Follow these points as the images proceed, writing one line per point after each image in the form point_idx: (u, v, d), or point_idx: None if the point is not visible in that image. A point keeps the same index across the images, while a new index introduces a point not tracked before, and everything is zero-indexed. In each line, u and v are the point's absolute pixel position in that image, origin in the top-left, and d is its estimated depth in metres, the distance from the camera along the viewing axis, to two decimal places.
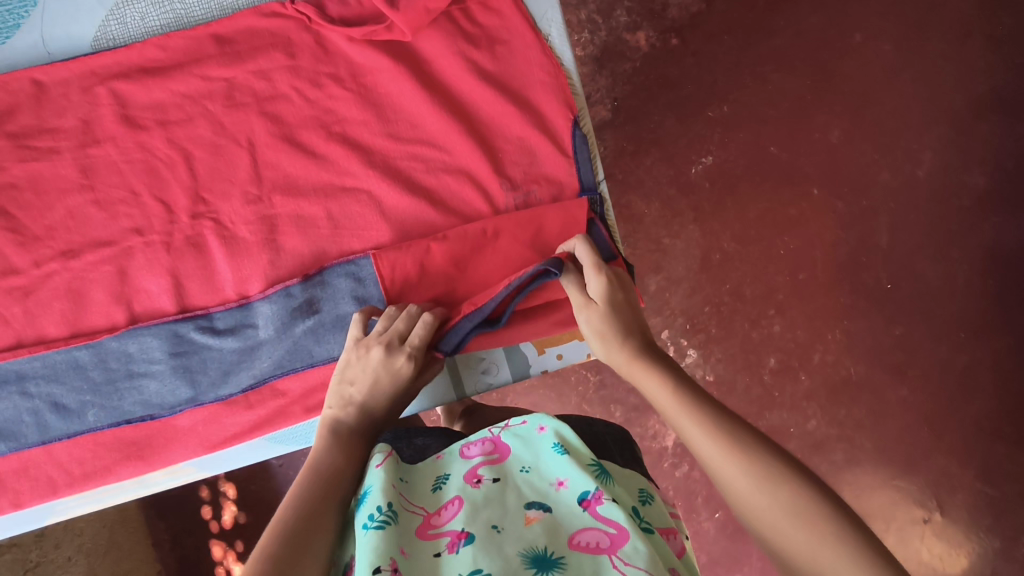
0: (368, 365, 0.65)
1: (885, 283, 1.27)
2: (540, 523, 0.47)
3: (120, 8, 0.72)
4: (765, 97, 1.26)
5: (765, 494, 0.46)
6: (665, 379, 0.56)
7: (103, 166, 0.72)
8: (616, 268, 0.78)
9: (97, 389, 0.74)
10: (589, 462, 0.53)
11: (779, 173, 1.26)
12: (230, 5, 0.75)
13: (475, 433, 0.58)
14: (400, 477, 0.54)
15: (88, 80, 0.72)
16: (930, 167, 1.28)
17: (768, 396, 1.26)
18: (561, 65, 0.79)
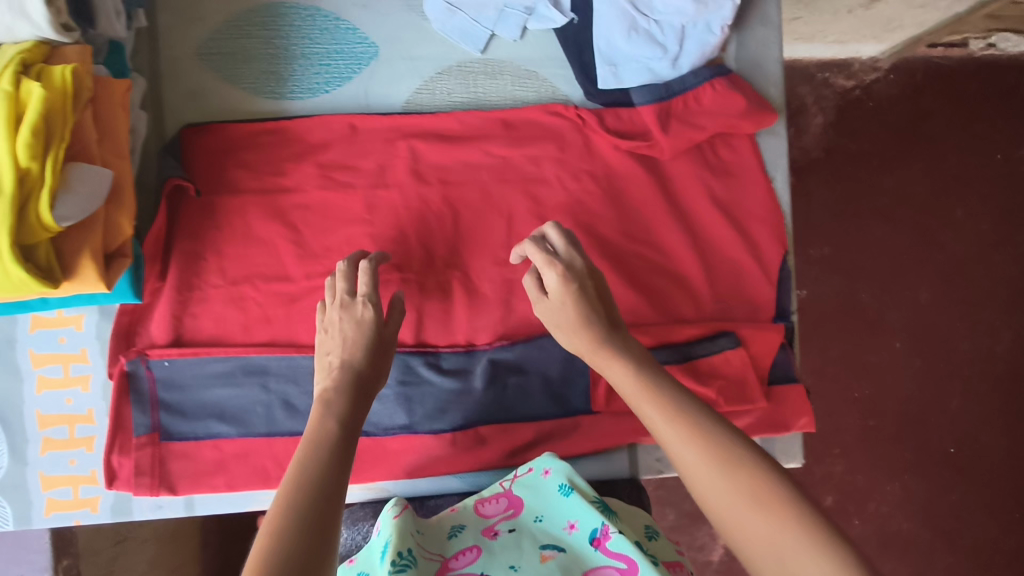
0: (337, 331, 0.69)
1: (948, 447, 1.34)
2: (555, 560, 0.62)
3: (433, 81, 0.84)
4: (864, 249, 1.37)
5: (713, 478, 0.51)
6: (633, 370, 0.62)
7: (386, 206, 0.83)
8: (795, 389, 0.89)
9: None
10: (592, 498, 0.68)
11: (864, 321, 1.35)
12: (521, 98, 0.86)
13: (488, 490, 0.74)
14: (416, 529, 0.67)
15: (394, 136, 0.83)
16: (1010, 345, 1.37)
17: None
18: (779, 206, 0.90)
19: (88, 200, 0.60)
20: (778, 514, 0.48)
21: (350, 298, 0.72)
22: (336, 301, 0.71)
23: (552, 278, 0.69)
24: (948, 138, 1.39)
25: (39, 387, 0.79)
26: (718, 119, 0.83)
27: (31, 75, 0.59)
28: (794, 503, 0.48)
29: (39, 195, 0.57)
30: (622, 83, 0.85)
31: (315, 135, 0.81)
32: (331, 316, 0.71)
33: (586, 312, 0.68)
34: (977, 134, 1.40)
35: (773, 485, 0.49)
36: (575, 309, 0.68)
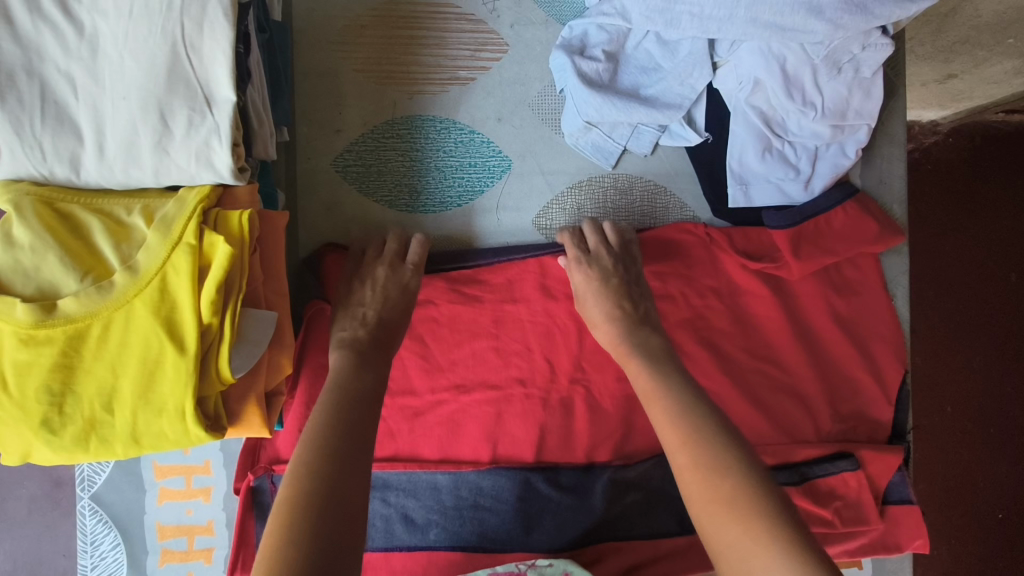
0: (378, 286, 0.72)
1: (998, 513, 1.17)
2: None
3: (564, 195, 0.84)
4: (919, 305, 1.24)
5: (699, 481, 0.56)
6: (647, 364, 0.66)
7: (512, 321, 0.82)
8: (913, 511, 0.87)
9: (444, 511, 0.81)
10: None
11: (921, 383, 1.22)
12: (649, 214, 0.86)
13: (506, 564, 0.78)
14: None
15: (524, 250, 0.83)
16: None
17: None
18: (900, 323, 0.89)
19: (257, 346, 0.60)
20: (760, 521, 0.51)
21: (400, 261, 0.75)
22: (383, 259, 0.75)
23: (583, 266, 0.76)
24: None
25: (161, 497, 0.77)
26: (849, 243, 0.84)
27: (210, 223, 0.58)
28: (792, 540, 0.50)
29: (220, 349, 0.57)
30: (752, 203, 0.84)
31: (447, 249, 0.81)
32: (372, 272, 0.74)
33: (618, 291, 0.74)
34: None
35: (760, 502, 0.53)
36: (600, 292, 0.74)
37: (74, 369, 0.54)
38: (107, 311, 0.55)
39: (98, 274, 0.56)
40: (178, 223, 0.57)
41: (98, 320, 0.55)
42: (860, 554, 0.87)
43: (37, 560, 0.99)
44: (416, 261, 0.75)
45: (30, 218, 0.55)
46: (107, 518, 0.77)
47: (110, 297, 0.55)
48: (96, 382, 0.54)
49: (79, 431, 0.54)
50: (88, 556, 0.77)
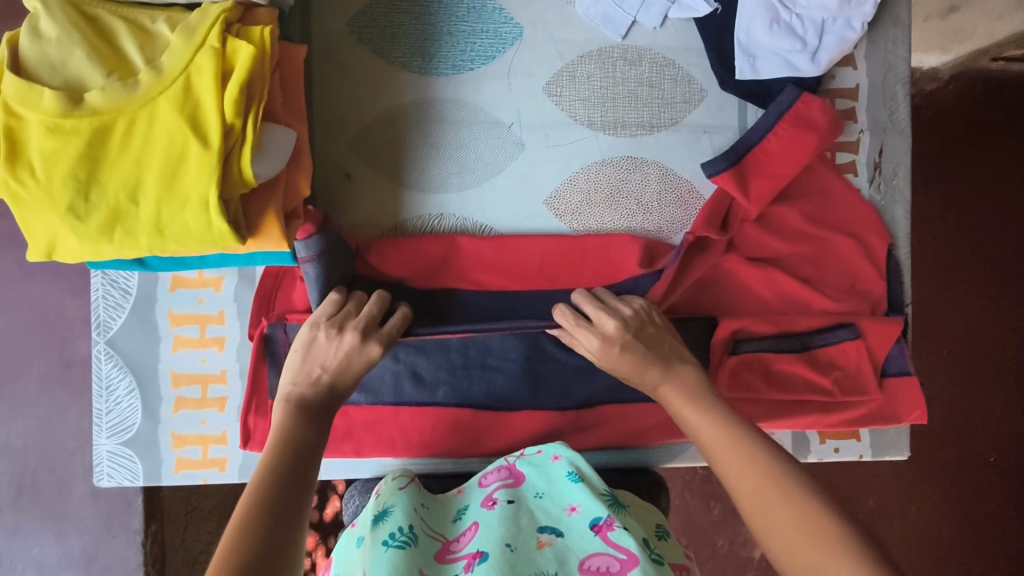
0: (340, 349, 0.68)
1: (990, 456, 1.29)
2: (550, 547, 0.61)
3: (574, 65, 0.85)
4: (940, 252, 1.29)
5: (748, 480, 0.57)
6: (696, 399, 0.67)
7: (522, 184, 0.84)
8: (909, 382, 0.90)
9: (453, 370, 0.82)
10: (601, 491, 0.69)
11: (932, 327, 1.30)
12: (657, 84, 0.86)
13: (492, 464, 0.76)
14: (423, 502, 0.72)
15: (534, 117, 0.84)
16: None
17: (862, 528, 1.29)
18: (897, 202, 0.92)
19: (276, 159, 0.61)
20: (812, 515, 0.52)
21: (368, 324, 0.71)
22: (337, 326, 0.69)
23: (590, 340, 0.74)
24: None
25: (175, 345, 0.79)
26: (796, 156, 0.83)
27: (232, 34, 0.60)
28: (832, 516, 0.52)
29: (242, 150, 0.58)
30: (759, 75, 0.85)
31: (461, 110, 0.83)
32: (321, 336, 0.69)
33: (636, 356, 0.72)
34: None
35: (810, 497, 0.53)
36: (614, 363, 0.73)
37: (100, 161, 0.56)
38: (132, 107, 0.56)
39: (123, 74, 0.57)
40: (202, 30, 0.58)
41: (123, 116, 0.56)
42: (858, 424, 0.89)
43: (48, 439, 0.99)
44: (389, 331, 0.71)
45: (57, 16, 0.57)
46: (122, 363, 0.78)
47: (135, 94, 0.56)
48: (120, 175, 0.56)
49: (104, 220, 0.56)
50: (103, 400, 0.78)
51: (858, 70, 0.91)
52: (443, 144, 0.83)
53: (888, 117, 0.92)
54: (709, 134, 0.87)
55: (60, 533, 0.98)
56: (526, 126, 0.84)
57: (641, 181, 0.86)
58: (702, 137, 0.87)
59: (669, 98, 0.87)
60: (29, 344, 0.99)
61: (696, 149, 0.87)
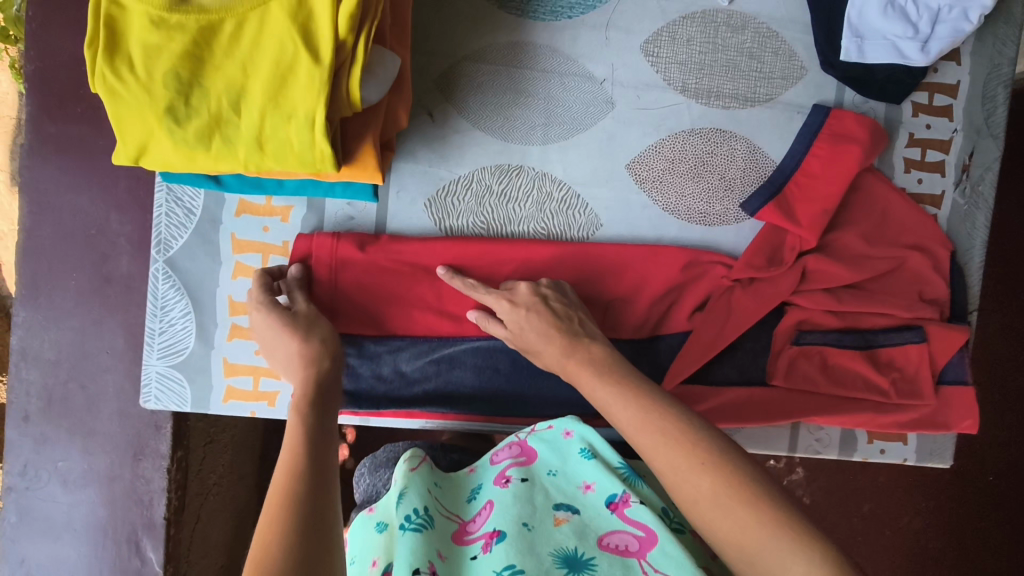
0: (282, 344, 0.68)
1: (988, 475, 1.20)
2: (569, 525, 0.59)
3: (674, 25, 0.81)
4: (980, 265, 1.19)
5: (719, 514, 0.47)
6: (630, 400, 0.56)
7: (606, 145, 0.81)
8: (965, 392, 0.88)
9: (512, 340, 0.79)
10: (616, 466, 0.65)
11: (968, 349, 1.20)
12: (757, 56, 0.83)
13: (504, 438, 0.71)
14: (435, 482, 0.66)
15: (627, 74, 0.81)
16: None
17: (851, 537, 1.22)
18: (979, 209, 0.88)
19: (382, 83, 0.58)
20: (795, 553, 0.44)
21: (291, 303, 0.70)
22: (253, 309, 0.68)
23: (500, 304, 0.72)
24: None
25: (236, 272, 0.76)
26: (835, 176, 0.80)
27: None
28: (770, 497, 0.47)
29: (353, 69, 0.54)
30: (864, 58, 0.81)
31: (552, 59, 0.79)
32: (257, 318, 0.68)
33: (544, 323, 0.68)
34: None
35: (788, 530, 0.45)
36: (524, 326, 0.70)
37: (203, 63, 0.52)
38: (241, 8, 0.52)
39: None
40: None
41: (231, 16, 0.52)
42: (909, 428, 0.87)
43: (81, 353, 0.96)
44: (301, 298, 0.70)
45: None
46: (180, 285, 0.75)
47: None
48: (224, 80, 0.53)
49: (203, 126, 0.53)
50: (156, 320, 0.75)
51: (962, 66, 0.87)
52: (530, 92, 0.79)
53: (984, 119, 0.88)
54: (803, 114, 0.84)
55: (86, 448, 0.96)
56: (618, 83, 0.80)
57: (728, 156, 0.83)
58: (796, 117, 0.84)
59: (767, 72, 0.83)
60: (69, 254, 0.95)
61: (788, 128, 0.84)
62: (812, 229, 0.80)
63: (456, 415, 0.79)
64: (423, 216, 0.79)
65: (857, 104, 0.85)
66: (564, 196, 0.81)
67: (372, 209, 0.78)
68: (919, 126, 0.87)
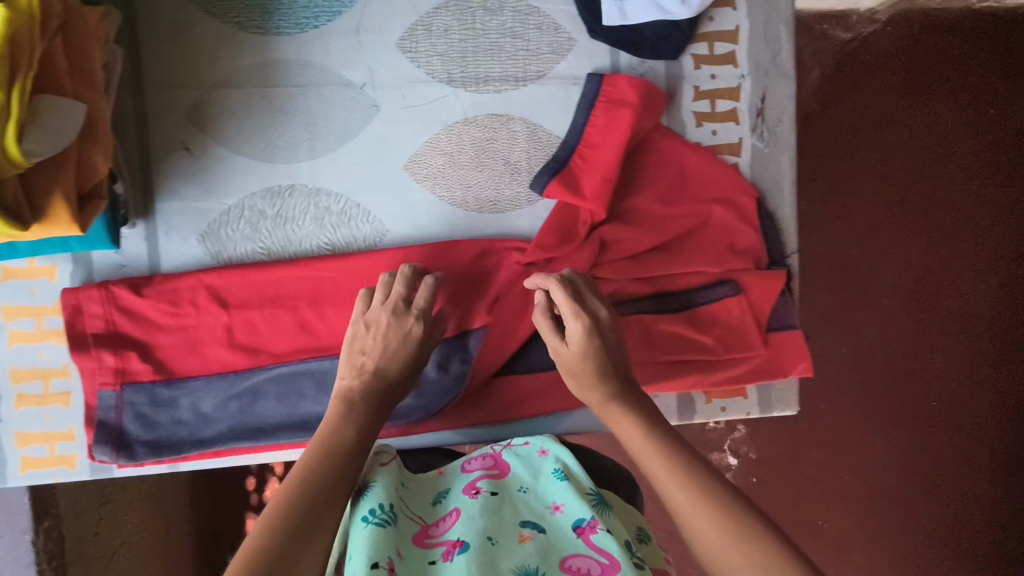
0: (378, 333, 0.71)
1: (933, 400, 1.32)
2: (533, 541, 0.58)
3: (428, 16, 0.78)
4: (862, 203, 1.31)
5: (723, 550, 0.48)
6: (647, 431, 0.59)
7: (375, 150, 0.79)
8: (793, 336, 0.87)
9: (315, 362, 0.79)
10: (587, 491, 0.64)
11: (856, 277, 1.31)
12: (521, 34, 0.80)
13: (478, 450, 0.71)
14: (402, 482, 0.66)
15: (387, 74, 0.78)
16: (995, 303, 1.33)
17: (799, 481, 1.32)
18: (781, 151, 0.87)
19: (56, 132, 0.56)
20: None
21: (405, 305, 0.73)
22: (389, 305, 0.72)
23: (574, 326, 0.70)
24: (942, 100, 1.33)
25: (11, 339, 0.75)
26: (612, 143, 0.79)
27: None
28: (773, 537, 0.47)
29: (5, 126, 0.53)
30: (626, 20, 0.80)
31: (305, 72, 0.77)
32: (378, 315, 0.72)
33: (603, 365, 0.68)
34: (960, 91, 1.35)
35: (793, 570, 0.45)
36: (586, 357, 0.69)
37: None
38: None
39: None
40: None
41: None
42: (744, 381, 0.86)
43: None
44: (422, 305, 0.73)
45: None
46: None
47: None
48: None
49: None
50: None
51: (737, 10, 0.85)
52: (289, 110, 0.77)
53: (771, 60, 0.86)
54: (578, 85, 0.82)
55: None
56: (379, 86, 0.78)
57: (508, 140, 0.81)
58: (572, 88, 0.82)
59: (534, 49, 0.81)
60: None
61: (565, 101, 0.82)
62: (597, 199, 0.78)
63: (266, 445, 0.79)
64: (199, 251, 0.77)
65: (634, 66, 0.83)
66: (342, 208, 0.79)
67: (144, 254, 0.77)
68: (703, 77, 0.85)
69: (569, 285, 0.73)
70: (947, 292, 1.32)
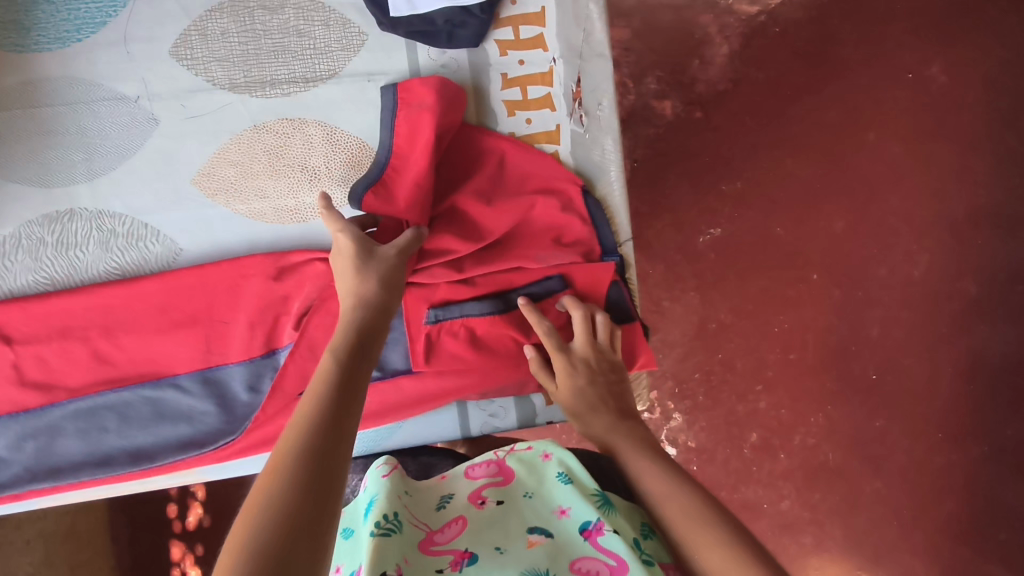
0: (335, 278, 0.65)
1: (870, 374, 1.27)
2: (542, 546, 0.56)
3: (203, 21, 0.75)
4: (778, 179, 1.27)
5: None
6: (657, 468, 0.59)
7: (156, 166, 0.75)
8: (633, 329, 0.83)
9: (117, 397, 0.75)
10: (593, 491, 0.62)
11: (781, 253, 1.27)
12: (306, 32, 0.77)
13: (482, 455, 0.70)
14: (404, 491, 0.64)
15: (163, 85, 0.75)
16: (927, 268, 1.28)
17: (745, 469, 1.28)
18: (605, 135, 0.83)
19: None
20: None
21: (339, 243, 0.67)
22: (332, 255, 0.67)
23: (562, 364, 0.74)
24: (857, 68, 1.28)
25: None
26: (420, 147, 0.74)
27: None
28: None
29: None
30: (416, 9, 0.77)
31: (72, 90, 0.73)
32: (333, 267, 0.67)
33: (592, 403, 0.71)
34: (874, 56, 1.28)
35: None
36: (575, 399, 0.72)
37: None
38: None
39: None
40: None
41: None
42: None
43: None
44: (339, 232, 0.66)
45: None
46: None
47: None
48: None
49: None
50: None
51: None
52: (60, 131, 0.73)
53: (583, 40, 0.82)
54: (374, 81, 0.78)
55: None
56: (156, 97, 0.75)
57: (303, 144, 0.77)
58: (367, 85, 0.78)
59: (322, 46, 0.77)
60: None
61: (362, 99, 0.78)
62: (415, 208, 0.72)
63: (67, 485, 0.75)
64: None
65: (434, 58, 0.79)
66: (129, 229, 0.75)
67: None
68: (511, 64, 0.81)
69: (585, 320, 0.76)
70: (865, 262, 1.28)
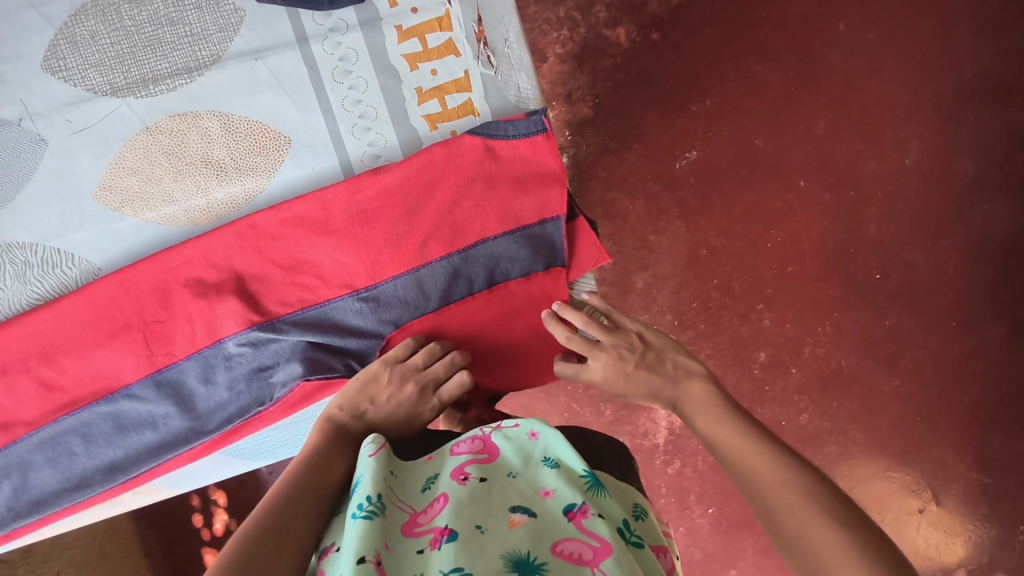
0: (397, 396, 0.68)
1: (874, 273, 1.21)
2: (525, 526, 0.52)
3: (68, 26, 0.71)
4: (748, 88, 1.17)
5: (776, 491, 0.52)
6: (710, 400, 0.66)
7: (55, 186, 0.72)
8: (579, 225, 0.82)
9: (76, 419, 0.74)
10: (579, 474, 0.59)
11: (765, 165, 1.19)
12: (180, 19, 0.73)
13: (467, 431, 0.65)
14: (391, 471, 0.60)
15: (43, 101, 0.71)
16: (920, 155, 1.19)
17: (758, 389, 1.27)
18: (518, 70, 0.79)
19: None
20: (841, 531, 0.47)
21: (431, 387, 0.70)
22: (412, 378, 0.70)
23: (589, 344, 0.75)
24: None
25: None
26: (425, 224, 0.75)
27: None
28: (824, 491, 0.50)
29: None
30: None
31: None
32: (404, 381, 0.69)
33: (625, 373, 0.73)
34: None
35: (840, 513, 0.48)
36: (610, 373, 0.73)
37: None
38: None
39: None
40: None
41: None
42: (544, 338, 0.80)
43: None
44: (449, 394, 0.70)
45: None
46: None
47: None
48: None
49: None
50: None
51: None
52: None
53: None
54: (262, 59, 0.74)
55: None
56: (38, 115, 0.71)
57: (201, 138, 0.73)
58: (255, 64, 0.74)
59: (199, 32, 0.73)
60: None
61: (252, 80, 0.74)
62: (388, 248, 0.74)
63: (47, 517, 0.75)
64: None
65: (320, 22, 0.75)
66: (42, 257, 0.72)
67: None
68: (403, 14, 0.76)
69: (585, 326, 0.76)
70: (852, 160, 1.19)
